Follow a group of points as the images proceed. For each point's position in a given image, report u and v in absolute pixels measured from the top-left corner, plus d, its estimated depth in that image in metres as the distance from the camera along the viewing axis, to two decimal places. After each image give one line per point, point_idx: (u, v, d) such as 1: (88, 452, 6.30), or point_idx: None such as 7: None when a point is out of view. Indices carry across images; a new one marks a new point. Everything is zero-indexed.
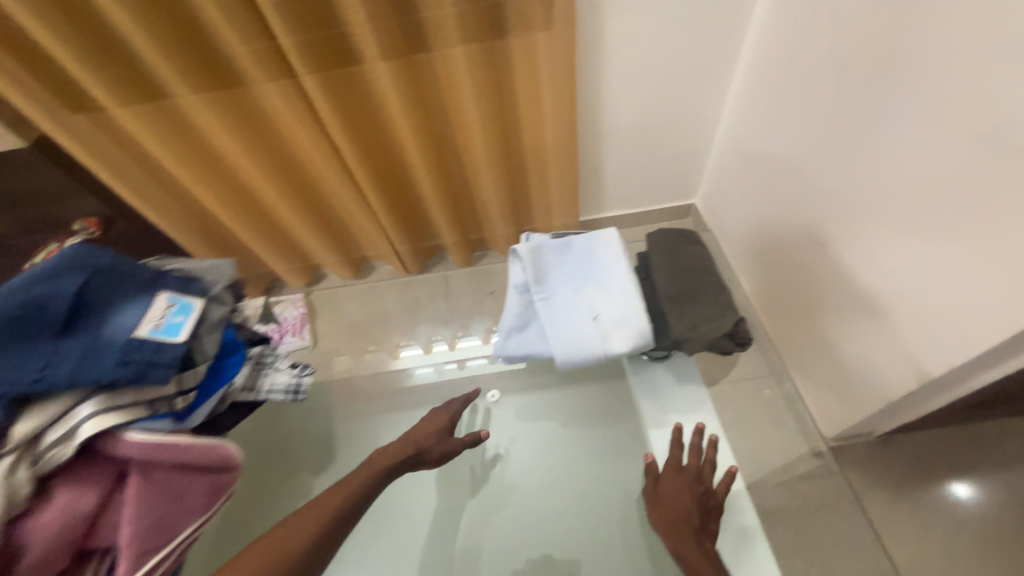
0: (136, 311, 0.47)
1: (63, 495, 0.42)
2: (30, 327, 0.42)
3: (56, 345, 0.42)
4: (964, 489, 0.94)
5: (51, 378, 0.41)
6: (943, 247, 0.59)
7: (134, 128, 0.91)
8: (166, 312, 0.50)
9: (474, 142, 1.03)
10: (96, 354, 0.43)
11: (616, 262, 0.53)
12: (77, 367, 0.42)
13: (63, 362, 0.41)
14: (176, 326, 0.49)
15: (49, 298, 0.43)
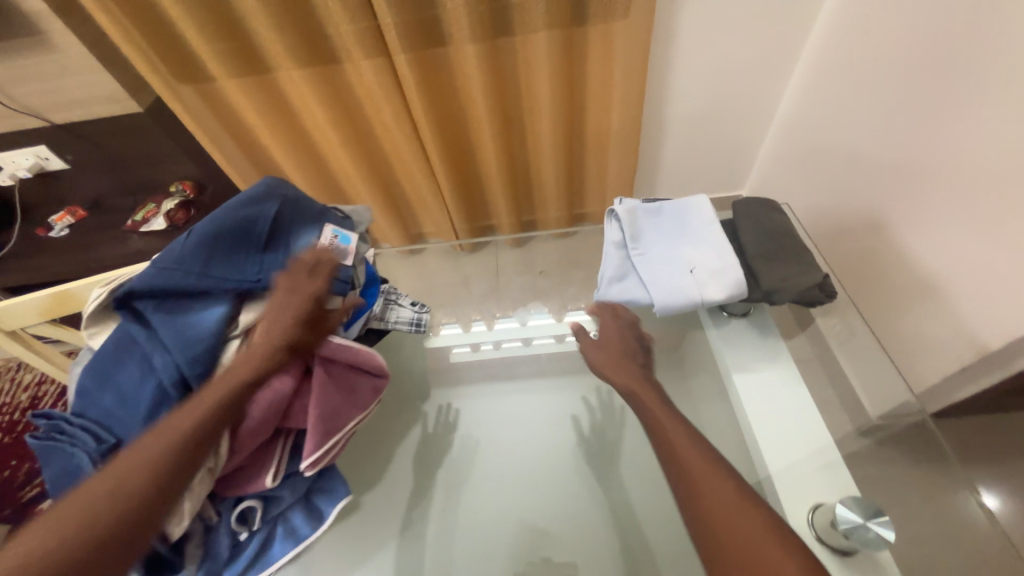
0: (312, 238, 0.59)
1: (275, 377, 0.52)
2: (250, 243, 0.55)
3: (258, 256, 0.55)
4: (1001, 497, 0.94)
5: (265, 280, 0.55)
6: (1010, 227, 0.63)
7: (238, 97, 0.99)
8: (332, 242, 0.60)
9: (542, 124, 1.09)
10: (294, 267, 0.55)
11: (709, 223, 0.59)
12: (285, 276, 0.54)
13: (273, 269, 0.54)
14: (341, 252, 0.60)
15: (257, 220, 0.55)
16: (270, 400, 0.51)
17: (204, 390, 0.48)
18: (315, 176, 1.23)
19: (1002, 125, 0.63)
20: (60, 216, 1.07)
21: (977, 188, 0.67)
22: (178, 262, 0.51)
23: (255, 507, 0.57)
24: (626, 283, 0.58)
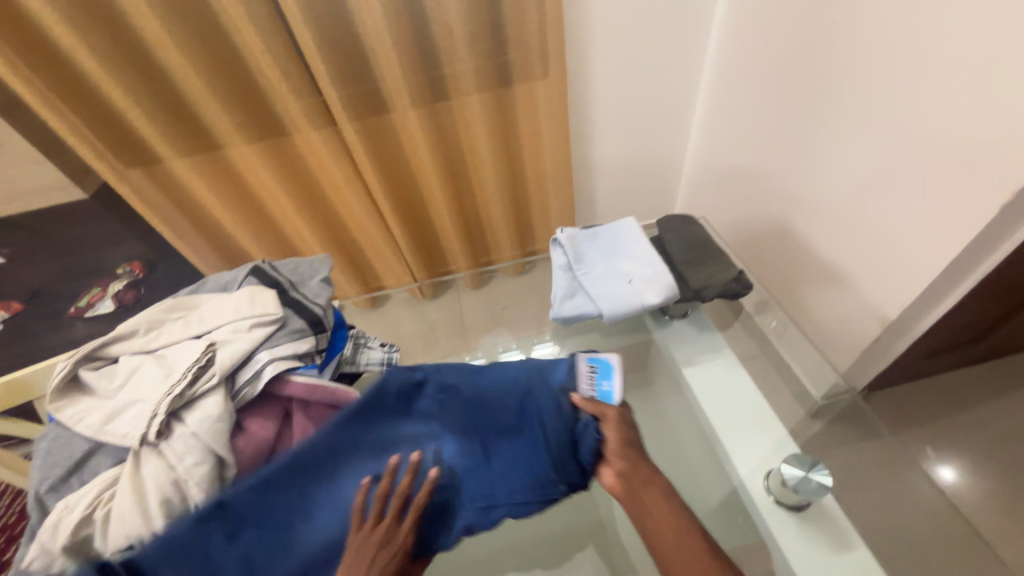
0: (572, 373, 0.55)
1: (251, 424, 0.43)
2: (478, 415, 0.51)
3: (538, 440, 0.49)
4: (957, 467, 1.00)
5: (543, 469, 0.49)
6: (877, 216, 0.76)
7: (188, 173, 1.01)
8: (593, 378, 0.55)
9: (486, 174, 1.18)
10: (561, 450, 0.49)
11: (638, 238, 0.67)
12: (517, 472, 0.49)
13: (543, 462, 0.49)
14: (608, 394, 0.54)
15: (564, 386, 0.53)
16: (253, 450, 0.42)
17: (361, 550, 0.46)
18: (269, 243, 1.24)
19: (853, 137, 0.77)
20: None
21: (847, 188, 0.81)
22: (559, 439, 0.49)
23: None
24: (577, 298, 0.64)
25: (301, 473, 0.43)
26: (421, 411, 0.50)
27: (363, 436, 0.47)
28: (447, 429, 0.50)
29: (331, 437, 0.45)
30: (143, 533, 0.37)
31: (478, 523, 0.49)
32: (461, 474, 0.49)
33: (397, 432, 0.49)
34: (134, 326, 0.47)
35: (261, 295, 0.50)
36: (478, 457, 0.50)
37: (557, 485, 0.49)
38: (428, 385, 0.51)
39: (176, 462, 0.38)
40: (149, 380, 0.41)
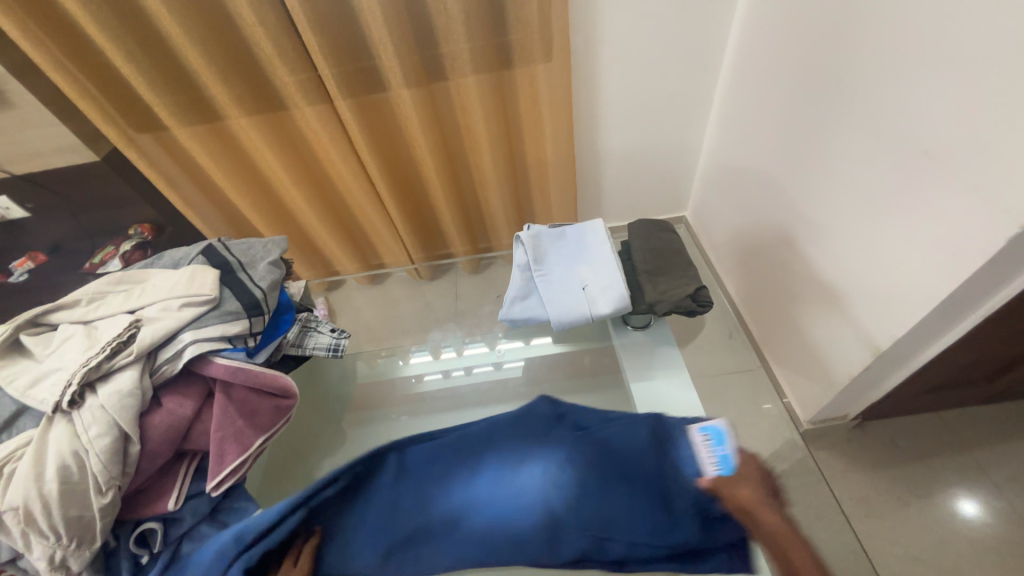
0: (691, 452, 0.43)
1: (169, 400, 0.45)
2: (629, 460, 0.43)
3: (655, 493, 0.41)
4: (966, 508, 0.93)
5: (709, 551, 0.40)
6: (880, 237, 0.69)
7: (190, 144, 1.04)
8: (708, 446, 0.43)
9: (484, 159, 1.15)
10: (676, 510, 0.40)
11: (602, 244, 0.64)
12: (631, 518, 0.41)
13: (643, 527, 0.40)
14: (728, 460, 0.41)
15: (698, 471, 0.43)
16: (167, 424, 0.44)
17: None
18: (272, 214, 1.27)
19: (862, 147, 0.70)
20: (21, 261, 1.11)
21: (853, 203, 0.73)
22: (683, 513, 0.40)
23: (154, 532, 0.46)
24: (528, 301, 0.62)
25: (466, 455, 0.52)
26: (556, 439, 0.49)
27: (512, 441, 0.51)
28: (569, 465, 0.46)
29: (491, 432, 0.53)
30: (32, 496, 0.38)
31: (598, 556, 0.42)
32: (576, 507, 0.43)
33: (525, 457, 0.49)
34: (79, 296, 0.50)
35: (201, 273, 0.51)
36: (608, 504, 0.42)
37: (674, 534, 0.40)
38: (570, 421, 0.51)
39: (82, 430, 0.40)
40: (73, 350, 0.43)
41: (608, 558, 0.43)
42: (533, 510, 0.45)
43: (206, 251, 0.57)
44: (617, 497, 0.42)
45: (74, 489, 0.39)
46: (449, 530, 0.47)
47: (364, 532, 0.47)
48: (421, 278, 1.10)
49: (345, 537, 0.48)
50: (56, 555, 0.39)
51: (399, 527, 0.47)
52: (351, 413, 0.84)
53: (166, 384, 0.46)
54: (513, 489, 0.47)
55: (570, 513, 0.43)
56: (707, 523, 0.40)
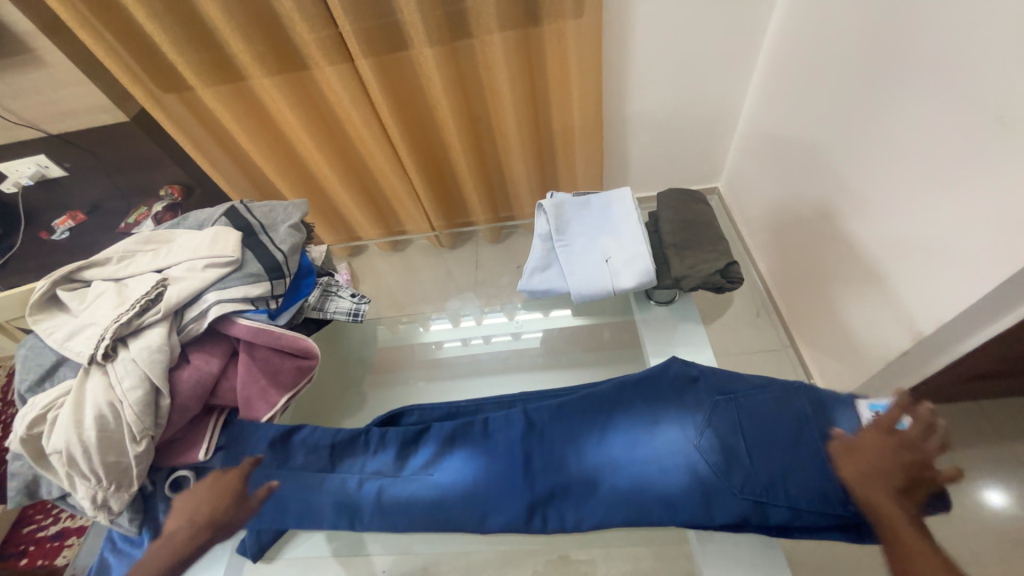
0: (854, 422, 0.49)
1: (196, 357, 0.47)
2: (777, 431, 0.50)
3: (832, 460, 0.47)
4: (997, 499, 0.89)
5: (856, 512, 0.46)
6: (937, 214, 0.64)
7: (216, 104, 1.04)
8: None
9: (508, 123, 1.11)
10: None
11: (629, 213, 0.61)
12: (808, 481, 0.47)
13: (835, 483, 0.46)
14: None
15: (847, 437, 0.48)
16: (195, 380, 0.46)
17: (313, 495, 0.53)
18: (296, 178, 1.27)
19: (927, 113, 0.63)
20: (63, 219, 1.12)
21: (909, 176, 0.68)
22: None
23: (186, 478, 0.49)
24: (549, 273, 0.61)
25: (595, 415, 0.57)
26: (693, 406, 0.55)
27: (645, 409, 0.56)
28: (713, 429, 0.52)
29: (621, 398, 0.57)
30: (73, 441, 0.40)
31: (757, 515, 0.48)
32: (725, 467, 0.50)
33: (667, 422, 0.55)
34: (110, 254, 0.51)
35: (224, 235, 0.52)
36: (747, 464, 0.49)
37: (846, 503, 0.46)
38: (706, 386, 0.55)
39: (116, 383, 0.42)
40: (105, 306, 0.45)
41: (771, 524, 0.48)
42: (690, 467, 0.52)
43: (228, 212, 0.57)
44: (776, 457, 0.49)
45: (111, 436, 0.41)
46: (593, 488, 0.53)
47: (507, 491, 0.53)
48: (441, 246, 1.07)
49: (487, 488, 0.53)
50: (98, 496, 0.42)
51: (539, 483, 0.53)
52: (371, 376, 0.86)
53: (192, 341, 0.48)
54: (656, 447, 0.54)
55: (727, 475, 0.50)
56: None
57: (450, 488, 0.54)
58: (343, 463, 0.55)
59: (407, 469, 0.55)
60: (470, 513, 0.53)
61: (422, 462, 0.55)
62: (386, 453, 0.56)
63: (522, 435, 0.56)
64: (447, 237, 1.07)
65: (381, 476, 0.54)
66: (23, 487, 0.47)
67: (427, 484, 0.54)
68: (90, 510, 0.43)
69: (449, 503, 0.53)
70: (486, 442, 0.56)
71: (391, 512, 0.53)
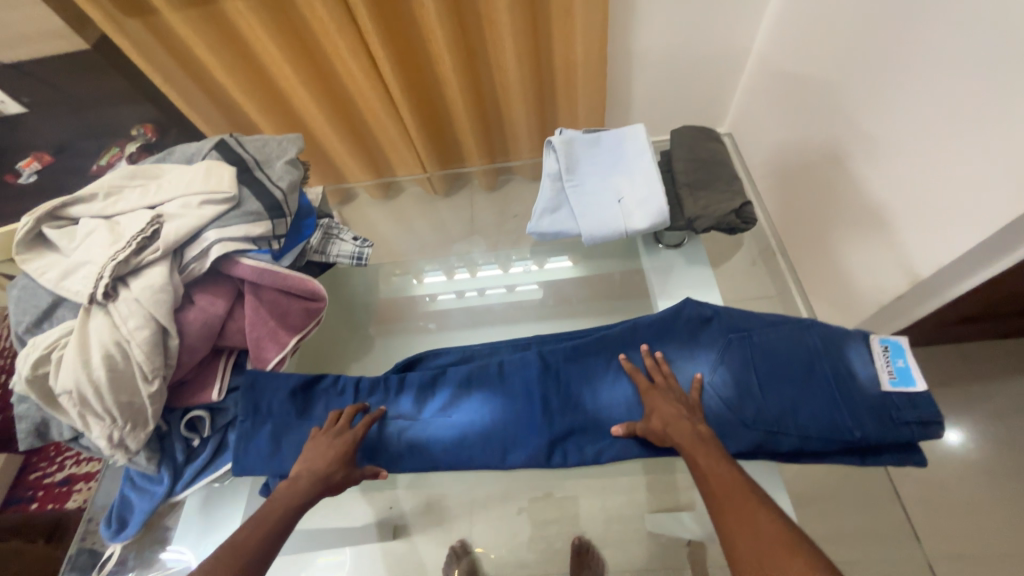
0: (867, 357, 0.52)
1: (201, 298, 0.45)
2: (790, 367, 0.53)
3: (844, 393, 0.51)
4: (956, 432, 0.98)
5: (863, 436, 0.49)
6: (949, 156, 0.63)
7: (185, 31, 0.94)
8: (886, 358, 0.52)
9: (506, 57, 1.04)
10: (867, 404, 0.50)
11: (641, 151, 0.59)
12: (819, 412, 0.51)
13: (843, 411, 0.50)
14: (907, 374, 0.51)
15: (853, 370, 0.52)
16: (203, 322, 0.45)
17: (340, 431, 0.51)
18: (278, 118, 1.19)
19: (952, 46, 0.61)
20: (28, 161, 1.05)
21: (924, 117, 0.66)
22: (878, 404, 0.50)
23: (202, 418, 0.49)
24: (559, 214, 0.59)
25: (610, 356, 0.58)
26: (706, 343, 0.57)
27: (655, 348, 0.58)
28: (727, 366, 0.55)
29: (635, 337, 0.59)
30: (83, 380, 0.39)
31: (769, 443, 0.51)
32: (738, 400, 0.53)
33: (679, 360, 0.57)
34: (96, 190, 0.47)
35: (217, 170, 0.48)
36: (757, 395, 0.53)
37: (853, 429, 0.49)
38: (720, 325, 0.57)
39: (121, 323, 0.40)
40: (99, 244, 0.42)
41: (781, 451, 0.52)
42: (706, 400, 0.54)
43: (218, 146, 0.54)
44: (788, 390, 0.52)
45: (121, 376, 0.40)
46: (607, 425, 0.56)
47: (526, 430, 0.55)
48: (435, 193, 0.95)
49: (507, 427, 0.56)
50: (115, 435, 0.42)
51: (558, 421, 0.55)
52: (373, 321, 0.86)
53: (195, 282, 0.46)
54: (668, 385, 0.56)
55: (742, 406, 0.53)
56: (886, 421, 0.49)
57: (470, 426, 0.56)
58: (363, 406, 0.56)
59: (428, 411, 0.57)
60: (491, 450, 0.55)
61: (442, 405, 0.57)
62: (407, 396, 0.57)
63: (539, 377, 0.57)
64: (442, 182, 0.95)
65: (402, 418, 0.56)
66: (34, 428, 0.47)
67: (447, 425, 0.56)
68: (107, 449, 0.43)
69: (470, 440, 0.55)
70: (510, 383, 0.57)
71: (412, 452, 0.55)
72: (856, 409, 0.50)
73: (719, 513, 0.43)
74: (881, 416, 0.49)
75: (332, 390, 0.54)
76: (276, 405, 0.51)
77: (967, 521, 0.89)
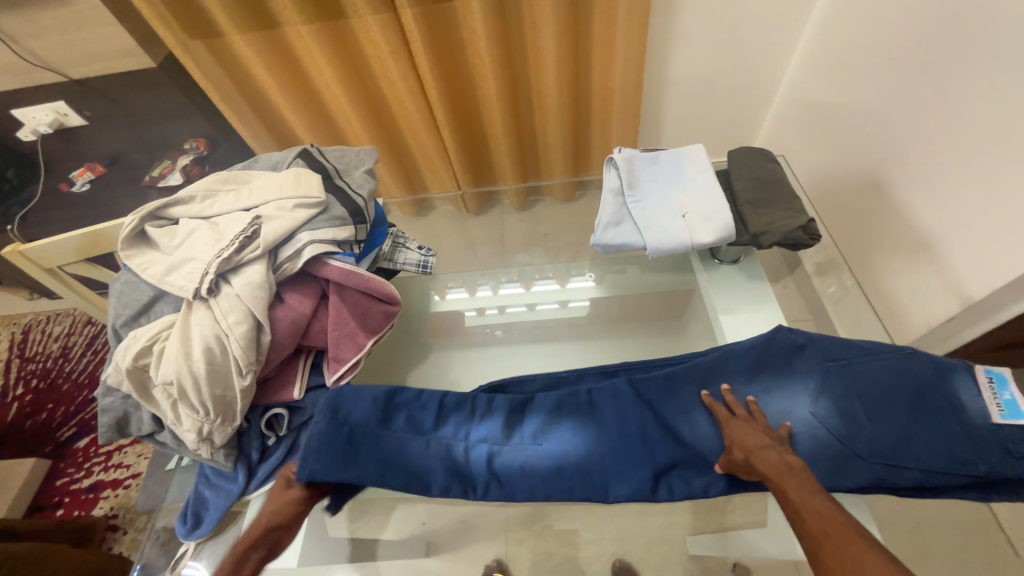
0: (974, 388, 0.51)
1: (291, 297, 0.47)
2: (897, 398, 0.53)
3: (957, 425, 0.50)
4: None
5: (986, 471, 0.48)
6: (1005, 183, 0.64)
7: (247, 54, 0.99)
8: (991, 390, 0.51)
9: (548, 84, 1.08)
10: (979, 436, 0.50)
11: (703, 169, 0.62)
12: (935, 444, 0.50)
13: (961, 444, 0.50)
14: (1015, 406, 0.49)
15: (963, 402, 0.51)
16: (291, 320, 0.46)
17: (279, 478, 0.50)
18: (322, 135, 1.23)
19: (1005, 77, 0.62)
20: (82, 171, 1.10)
21: (973, 144, 0.68)
22: (992, 437, 0.49)
23: (280, 415, 0.51)
24: (624, 226, 0.61)
25: (702, 384, 0.58)
26: (803, 372, 0.57)
27: (748, 377, 0.58)
28: (827, 395, 0.55)
29: (726, 368, 0.59)
30: (184, 372, 0.40)
31: (891, 477, 0.51)
32: (848, 431, 0.53)
33: (777, 390, 0.57)
34: (193, 193, 0.50)
35: (306, 176, 0.51)
36: (864, 425, 0.52)
37: (975, 463, 0.49)
38: (815, 353, 0.57)
39: (222, 317, 0.42)
40: (203, 242, 0.44)
41: (902, 485, 0.51)
42: (812, 432, 0.54)
43: (305, 155, 0.56)
44: (899, 423, 0.52)
45: (218, 370, 0.42)
46: (707, 461, 0.55)
47: (629, 464, 0.55)
48: (466, 211, 0.98)
49: (605, 459, 0.55)
50: (205, 428, 0.43)
51: (660, 453, 0.55)
52: (416, 332, 0.86)
53: (285, 280, 0.48)
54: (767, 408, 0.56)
55: (853, 438, 0.52)
56: (1006, 453, 0.48)
57: (563, 458, 0.55)
58: (448, 426, 0.55)
59: (517, 438, 0.56)
60: (591, 486, 0.54)
61: (533, 434, 0.56)
62: (494, 420, 0.57)
63: (632, 406, 0.57)
64: (473, 201, 0.98)
65: (490, 443, 0.55)
66: (115, 422, 0.47)
67: (538, 453, 0.55)
68: (194, 442, 0.43)
69: (566, 472, 0.55)
70: (611, 417, 0.57)
71: (504, 477, 0.54)
72: (972, 443, 0.49)
73: (812, 543, 0.42)
74: (998, 449, 0.49)
75: (414, 404, 0.55)
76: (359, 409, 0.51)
77: None
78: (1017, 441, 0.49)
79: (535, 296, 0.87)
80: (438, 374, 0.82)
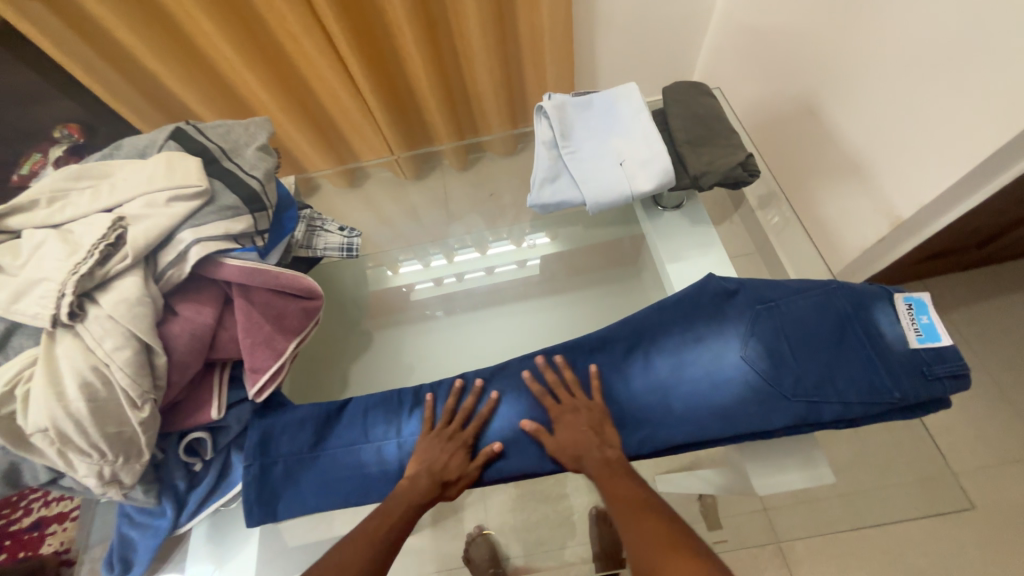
0: (893, 317, 0.53)
1: (185, 308, 0.41)
2: (821, 333, 0.54)
3: (875, 356, 0.52)
4: None
5: (902, 396, 0.50)
6: (927, 100, 0.64)
7: (102, 15, 0.81)
8: (911, 316, 0.54)
9: (470, 27, 0.97)
10: (899, 364, 0.51)
11: (637, 110, 0.58)
12: (855, 376, 0.52)
13: (879, 373, 0.51)
14: (932, 328, 0.53)
15: (880, 331, 0.53)
16: (190, 334, 0.40)
17: (428, 440, 0.53)
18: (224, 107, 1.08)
19: None
20: None
21: (898, 61, 0.67)
22: (907, 363, 0.51)
23: (203, 439, 0.47)
24: (562, 182, 0.57)
25: (638, 340, 0.59)
26: (734, 318, 0.57)
27: (683, 329, 0.58)
28: (757, 338, 0.55)
29: (661, 323, 0.59)
30: (59, 415, 0.34)
31: (812, 415, 0.52)
32: (776, 373, 0.53)
33: (709, 337, 0.57)
34: (36, 195, 0.41)
35: (180, 161, 0.42)
36: (788, 361, 0.54)
37: (892, 391, 0.50)
38: (746, 298, 0.57)
39: (96, 344, 0.36)
40: (53, 256, 0.37)
41: (824, 420, 0.52)
42: (741, 376, 0.55)
43: (179, 134, 0.48)
44: (824, 357, 0.53)
45: (104, 405, 0.36)
46: (642, 418, 0.55)
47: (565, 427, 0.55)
48: (405, 176, 0.86)
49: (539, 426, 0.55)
50: (105, 471, 0.37)
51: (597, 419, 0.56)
52: (362, 315, 0.81)
53: (176, 289, 0.41)
54: (701, 355, 0.57)
55: (780, 379, 0.53)
56: (920, 377, 0.50)
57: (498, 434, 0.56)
58: (376, 431, 0.54)
59: None
60: (528, 454, 0.55)
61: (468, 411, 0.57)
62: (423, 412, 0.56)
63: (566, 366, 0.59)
64: (411, 164, 0.86)
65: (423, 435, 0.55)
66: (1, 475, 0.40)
67: None
68: (98, 486, 0.38)
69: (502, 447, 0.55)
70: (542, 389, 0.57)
71: None
72: (890, 370, 0.51)
73: (626, 521, 0.46)
74: (914, 373, 0.51)
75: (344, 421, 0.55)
76: (289, 442, 0.52)
77: (951, 439, 0.96)
78: (927, 364, 0.51)
79: (491, 259, 0.83)
80: (393, 358, 0.79)
